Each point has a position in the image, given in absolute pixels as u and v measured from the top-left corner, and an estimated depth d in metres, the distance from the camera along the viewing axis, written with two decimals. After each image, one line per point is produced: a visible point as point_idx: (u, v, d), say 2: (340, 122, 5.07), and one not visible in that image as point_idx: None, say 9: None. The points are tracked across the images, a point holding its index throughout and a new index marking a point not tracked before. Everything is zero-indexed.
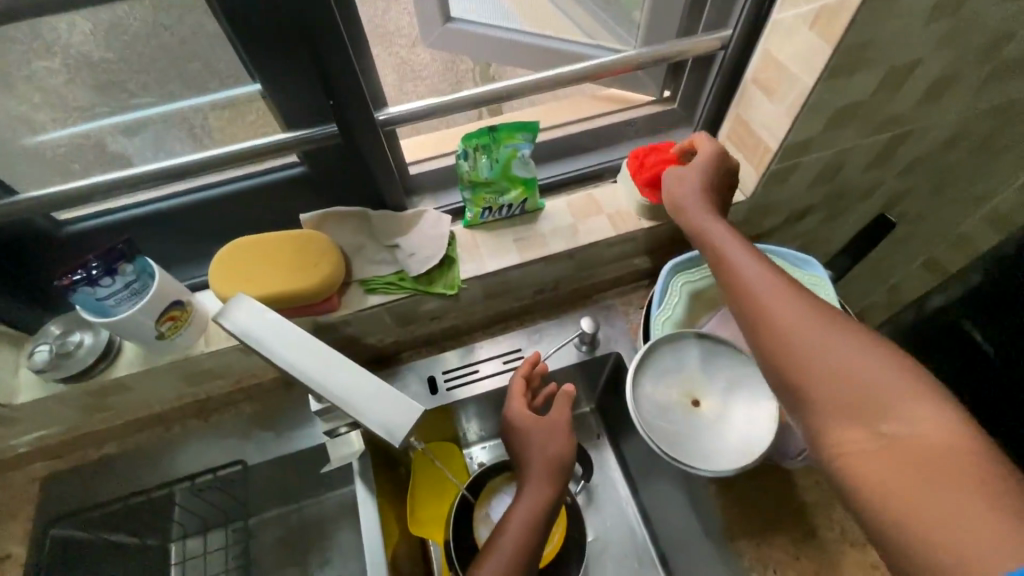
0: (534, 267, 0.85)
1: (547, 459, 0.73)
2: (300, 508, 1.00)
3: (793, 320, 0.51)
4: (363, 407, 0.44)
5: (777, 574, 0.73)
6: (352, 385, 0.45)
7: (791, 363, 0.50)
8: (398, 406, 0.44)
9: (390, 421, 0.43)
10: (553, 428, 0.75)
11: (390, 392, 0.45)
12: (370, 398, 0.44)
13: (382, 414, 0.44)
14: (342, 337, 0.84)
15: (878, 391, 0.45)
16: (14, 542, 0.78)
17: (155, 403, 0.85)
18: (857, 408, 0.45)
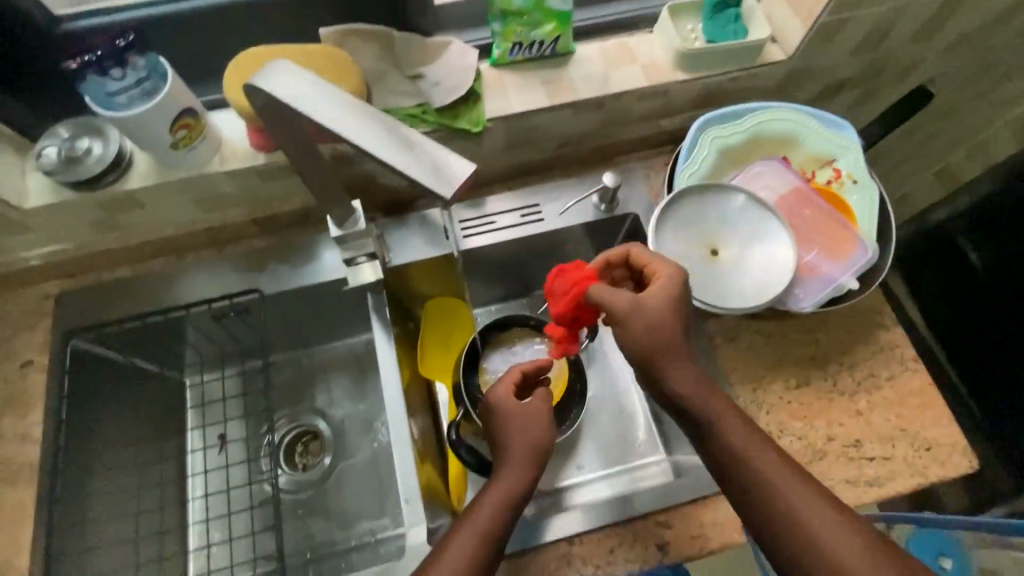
0: (561, 115, 0.82)
1: (530, 447, 0.66)
2: (311, 353, 1.03)
3: (732, 443, 0.58)
4: (410, 163, 0.45)
5: (771, 415, 0.77)
6: (397, 144, 0.46)
7: (766, 509, 0.55)
8: (448, 163, 0.45)
9: (439, 175, 0.45)
10: (535, 417, 0.68)
11: (439, 153, 0.46)
12: (416, 154, 0.45)
13: (429, 168, 0.45)
14: (359, 173, 0.82)
15: (796, 511, 0.54)
16: (35, 350, 0.79)
17: (168, 228, 0.83)
18: (780, 515, 0.54)
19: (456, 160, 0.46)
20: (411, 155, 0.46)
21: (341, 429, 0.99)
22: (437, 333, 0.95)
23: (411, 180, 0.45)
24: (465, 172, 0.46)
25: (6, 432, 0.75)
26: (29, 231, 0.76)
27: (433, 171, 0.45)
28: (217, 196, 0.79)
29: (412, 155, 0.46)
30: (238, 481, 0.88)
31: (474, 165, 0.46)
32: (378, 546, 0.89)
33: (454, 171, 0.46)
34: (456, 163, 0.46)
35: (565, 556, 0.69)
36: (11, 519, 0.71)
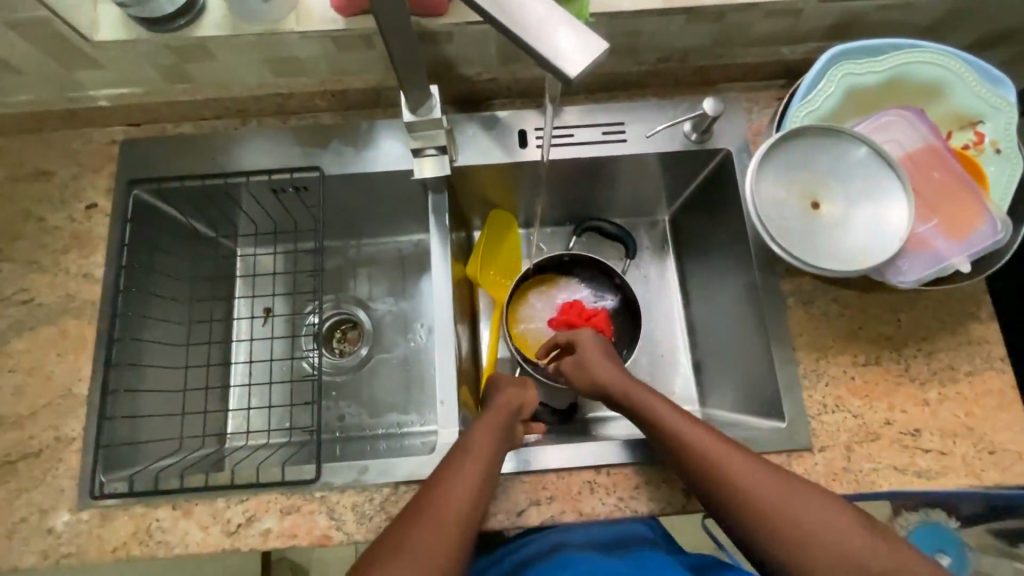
0: (671, 22, 0.73)
1: (511, 395, 0.72)
2: (360, 245, 1.02)
3: (708, 447, 0.61)
4: (527, 31, 0.36)
5: (829, 387, 0.72)
6: (516, 4, 0.37)
7: (727, 492, 0.58)
8: (573, 39, 0.36)
9: (560, 53, 0.36)
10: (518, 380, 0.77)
11: (567, 21, 0.36)
12: (536, 23, 0.36)
13: (548, 42, 0.36)
14: (439, 56, 0.76)
15: (783, 504, 0.56)
16: (99, 194, 0.79)
17: (235, 87, 0.80)
18: (768, 512, 0.56)
19: (584, 34, 0.36)
20: (530, 21, 0.36)
21: (380, 323, 1.00)
22: (488, 246, 0.93)
23: (526, 51, 0.36)
24: (598, 52, 0.36)
25: (70, 267, 0.77)
26: (100, 67, 0.74)
27: (553, 47, 0.36)
28: (289, 58, 0.75)
29: (533, 21, 0.36)
30: (280, 354, 0.90)
31: (608, 45, 0.35)
32: (404, 439, 0.92)
33: (581, 49, 0.36)
34: (584, 39, 0.36)
35: (590, 483, 0.69)
36: (73, 349, 0.74)
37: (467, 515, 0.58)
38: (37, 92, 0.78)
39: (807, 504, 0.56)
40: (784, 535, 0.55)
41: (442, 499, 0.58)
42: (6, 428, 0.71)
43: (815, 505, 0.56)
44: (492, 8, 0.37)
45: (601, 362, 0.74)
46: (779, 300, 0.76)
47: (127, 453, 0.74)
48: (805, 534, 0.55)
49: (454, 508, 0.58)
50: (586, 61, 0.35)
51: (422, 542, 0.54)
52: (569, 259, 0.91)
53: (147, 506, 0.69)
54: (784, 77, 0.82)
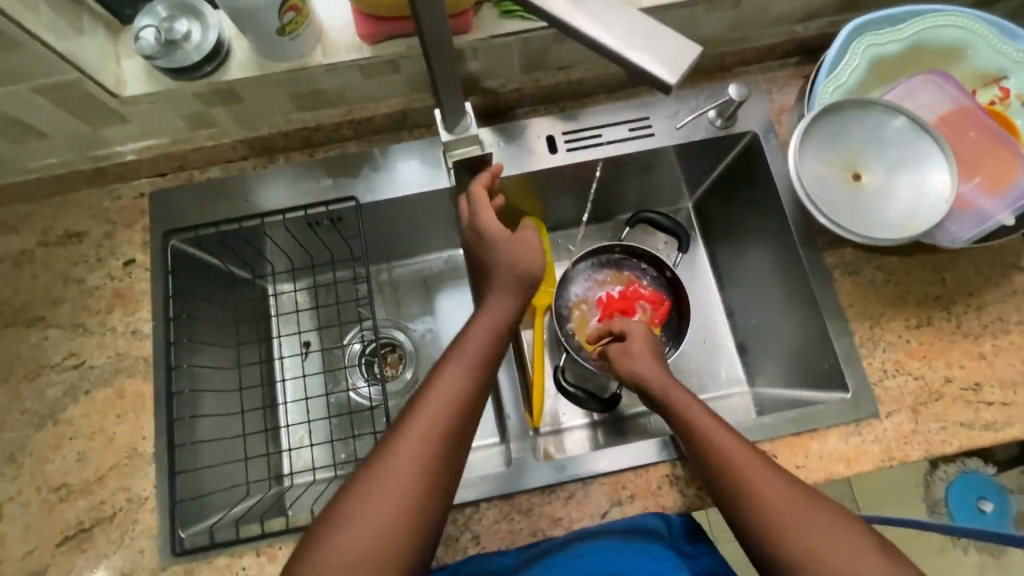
0: (691, 13, 0.74)
1: (509, 267, 0.66)
2: (390, 267, 1.02)
3: (728, 448, 0.62)
4: (618, 47, 0.38)
5: (887, 353, 0.73)
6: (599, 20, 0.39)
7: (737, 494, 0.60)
8: (667, 47, 0.38)
9: (656, 63, 0.38)
10: (517, 241, 0.68)
11: (660, 31, 0.38)
12: (626, 37, 0.38)
13: (644, 52, 0.38)
14: (465, 72, 0.77)
15: (792, 512, 0.58)
16: (136, 249, 0.79)
17: (260, 126, 0.80)
18: (779, 519, 0.57)
19: (676, 41, 0.38)
20: (620, 37, 0.38)
21: (421, 343, 1.00)
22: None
23: (627, 65, 0.38)
24: (692, 54, 0.38)
25: (117, 325, 0.76)
26: (127, 122, 0.74)
27: (648, 58, 0.38)
28: (316, 93, 0.75)
29: (623, 36, 0.38)
30: (330, 389, 0.90)
31: (700, 49, 0.38)
32: None
33: (676, 54, 0.38)
34: (677, 44, 0.38)
35: (667, 476, 0.70)
36: (132, 408, 0.73)
37: (440, 442, 0.57)
38: (62, 154, 0.77)
39: (817, 523, 0.57)
40: (789, 546, 0.56)
41: (427, 404, 0.58)
42: (76, 495, 0.70)
43: (830, 526, 0.57)
44: (572, 23, 0.39)
45: (642, 357, 0.74)
46: (826, 273, 0.77)
47: (200, 505, 0.73)
48: (813, 552, 0.55)
49: (425, 432, 0.57)
50: (686, 63, 0.38)
51: (402, 452, 0.55)
52: (619, 249, 0.93)
53: (231, 555, 0.68)
54: (800, 55, 0.83)
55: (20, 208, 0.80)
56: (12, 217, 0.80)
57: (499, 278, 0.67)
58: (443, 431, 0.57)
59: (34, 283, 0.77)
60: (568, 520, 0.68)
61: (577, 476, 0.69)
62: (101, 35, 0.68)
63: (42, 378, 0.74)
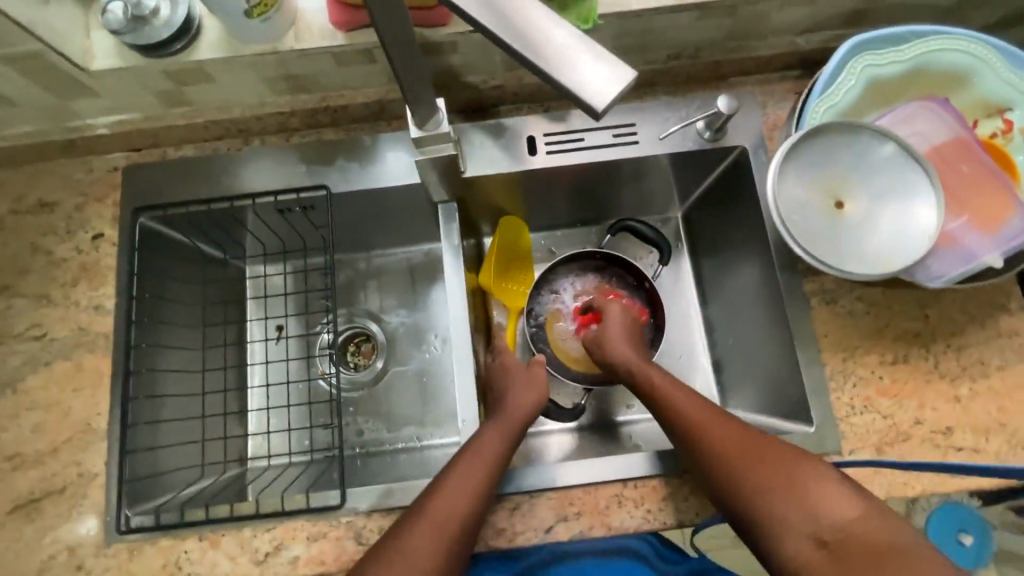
0: (681, 19, 0.70)
1: (524, 405, 0.72)
2: (369, 257, 1.01)
3: (689, 406, 0.66)
4: (549, 60, 0.36)
5: (857, 388, 0.71)
6: (534, 32, 0.36)
7: (708, 448, 0.61)
8: (600, 68, 0.35)
9: (585, 85, 0.35)
10: (532, 378, 0.76)
11: (598, 51, 0.36)
12: (560, 51, 0.36)
13: (573, 72, 0.35)
14: (445, 65, 0.74)
15: (763, 457, 0.59)
16: (105, 224, 0.78)
17: (235, 107, 0.78)
18: (749, 469, 0.58)
19: (611, 64, 0.35)
20: (553, 51, 0.36)
21: (394, 335, 0.99)
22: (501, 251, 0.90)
23: (554, 85, 0.36)
24: (630, 80, 0.36)
25: (80, 300, 0.76)
26: (99, 95, 0.73)
27: (577, 78, 0.35)
28: (291, 77, 0.73)
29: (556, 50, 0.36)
30: (296, 375, 0.89)
31: (635, 77, 0.35)
32: (425, 451, 0.92)
33: (610, 78, 0.35)
34: (612, 68, 0.35)
35: (617, 496, 0.68)
36: (90, 383, 0.74)
37: (462, 525, 0.59)
38: (35, 122, 0.76)
39: (772, 461, 0.58)
40: (749, 484, 0.58)
41: (444, 500, 0.60)
42: (29, 466, 0.71)
43: (796, 466, 0.57)
44: (507, 36, 0.36)
45: (613, 336, 0.80)
46: (804, 300, 0.74)
47: (153, 484, 0.74)
48: (772, 483, 0.57)
49: (449, 513, 0.59)
50: (618, 91, 0.35)
51: (417, 545, 0.56)
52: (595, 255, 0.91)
53: (174, 538, 0.69)
54: (799, 68, 0.80)
55: None
56: None
57: (518, 402, 0.72)
58: (461, 512, 0.60)
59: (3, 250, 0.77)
60: (511, 532, 0.68)
61: (524, 489, 0.68)
62: (71, 4, 0.66)
63: (3, 346, 0.74)
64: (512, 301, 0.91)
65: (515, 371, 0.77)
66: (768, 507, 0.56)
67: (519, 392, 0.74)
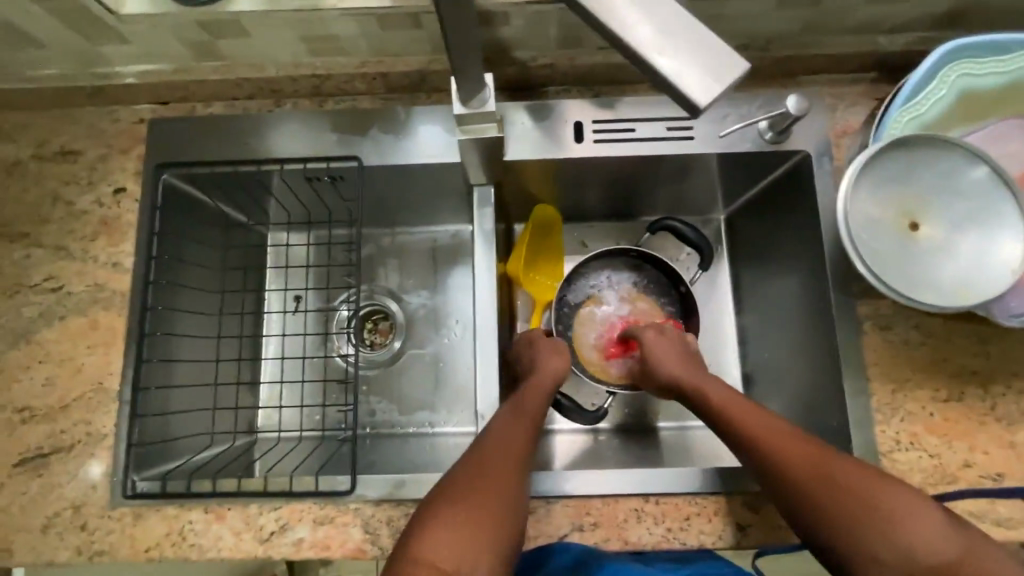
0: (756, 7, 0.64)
1: (550, 372, 0.69)
2: (394, 234, 0.97)
3: (746, 414, 0.60)
4: (649, 46, 0.34)
5: (904, 424, 0.66)
6: (634, 16, 0.35)
7: (773, 462, 0.56)
8: (704, 58, 0.34)
9: (686, 75, 0.34)
10: (557, 350, 0.72)
11: (703, 39, 0.34)
12: (661, 36, 0.34)
13: (673, 61, 0.34)
14: (494, 36, 0.69)
15: (834, 468, 0.54)
16: (127, 178, 0.75)
17: (269, 66, 0.74)
18: (822, 489, 0.53)
19: (716, 54, 0.34)
20: (654, 37, 0.34)
21: (414, 317, 0.96)
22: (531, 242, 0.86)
23: (653, 75, 0.34)
24: (736, 72, 0.34)
25: (98, 255, 0.74)
26: (129, 41, 0.69)
27: (678, 67, 0.34)
28: (330, 37, 0.69)
29: (657, 36, 0.34)
30: (311, 350, 0.87)
31: (746, 71, 0.34)
32: (436, 439, 0.89)
33: (713, 69, 0.34)
34: (717, 58, 0.34)
35: (637, 511, 0.65)
36: (104, 342, 0.72)
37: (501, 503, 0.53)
38: (62, 65, 0.73)
39: (858, 483, 0.52)
40: (823, 502, 0.53)
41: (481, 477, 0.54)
42: (38, 420, 0.70)
43: (870, 476, 0.53)
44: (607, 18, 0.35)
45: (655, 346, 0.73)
46: (855, 324, 0.69)
47: (161, 450, 0.73)
48: (864, 516, 0.51)
49: (487, 490, 0.54)
50: (722, 84, 0.33)
51: (457, 527, 0.50)
52: (621, 253, 0.86)
53: (180, 507, 0.67)
54: (876, 71, 0.73)
55: (17, 116, 0.77)
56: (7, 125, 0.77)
57: (546, 371, 0.68)
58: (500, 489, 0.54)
59: (23, 196, 0.75)
60: (523, 537, 0.65)
61: (542, 493, 0.65)
62: None
63: (18, 296, 0.73)
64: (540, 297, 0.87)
65: (541, 344, 0.73)
66: (857, 541, 0.51)
67: (545, 362, 0.70)
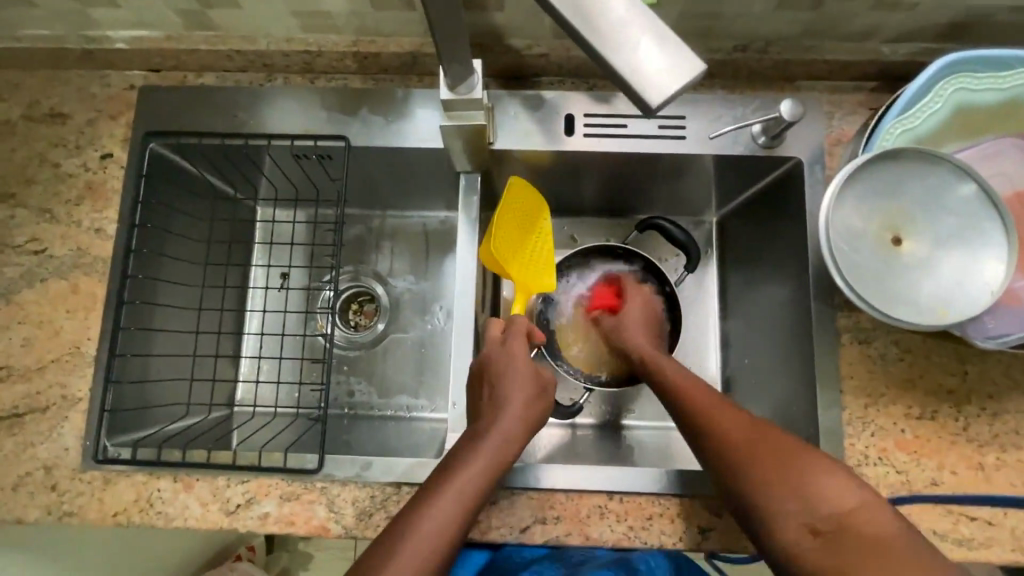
0: (756, 7, 0.63)
1: (518, 423, 0.59)
2: (383, 217, 0.97)
3: (699, 392, 0.63)
4: (607, 39, 0.34)
5: (875, 438, 0.66)
6: (595, 7, 0.34)
7: (718, 435, 0.58)
8: (661, 55, 0.33)
9: (642, 71, 0.33)
10: (524, 380, 0.61)
11: (664, 34, 0.34)
12: (619, 28, 0.34)
13: (631, 57, 0.34)
14: (488, 22, 0.68)
15: (777, 451, 0.55)
16: (115, 144, 0.75)
17: (261, 39, 0.73)
18: (762, 462, 0.54)
19: (674, 50, 0.33)
20: (611, 28, 0.34)
21: (398, 301, 0.96)
22: (513, 225, 0.72)
23: (610, 73, 0.34)
24: (696, 72, 0.34)
25: (82, 220, 0.74)
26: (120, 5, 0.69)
27: (634, 63, 0.33)
28: (322, 13, 0.68)
29: (614, 28, 0.34)
30: (293, 328, 0.87)
31: (704, 72, 0.33)
32: (412, 423, 0.90)
33: (670, 67, 0.34)
34: (675, 54, 0.34)
35: (600, 507, 0.66)
36: (83, 306, 0.72)
37: None
38: (55, 27, 0.73)
39: (781, 458, 0.54)
40: (764, 480, 0.54)
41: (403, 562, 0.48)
42: (15, 380, 0.70)
43: (813, 471, 0.52)
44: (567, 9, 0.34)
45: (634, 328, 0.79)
46: (834, 336, 0.68)
47: (135, 418, 0.73)
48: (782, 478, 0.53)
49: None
50: (678, 84, 0.33)
51: None
52: (584, 253, 0.86)
53: (149, 475, 0.68)
54: (877, 80, 0.72)
55: (9, 75, 0.77)
56: None
57: (507, 422, 0.58)
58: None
59: (10, 156, 0.75)
60: (486, 526, 0.65)
61: (507, 485, 0.66)
62: None
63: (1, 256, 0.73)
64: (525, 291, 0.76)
65: (514, 373, 0.62)
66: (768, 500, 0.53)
67: (511, 408, 0.59)
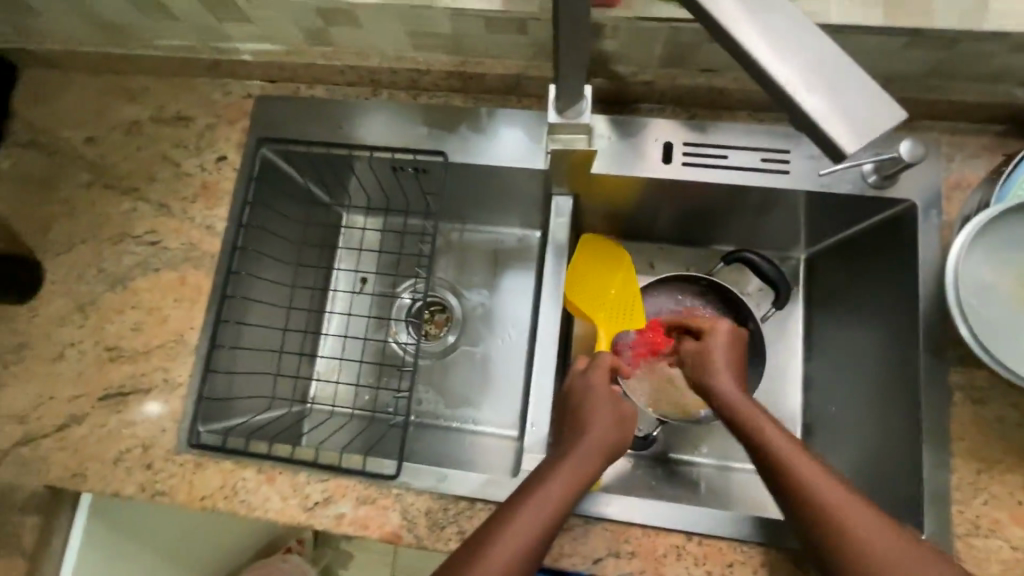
0: (884, 44, 0.61)
1: (597, 449, 0.60)
2: (462, 231, 0.99)
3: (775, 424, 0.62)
4: (803, 87, 0.37)
5: (987, 508, 0.61)
6: (790, 56, 0.37)
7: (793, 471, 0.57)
8: (857, 103, 0.36)
9: (839, 117, 0.36)
10: (607, 405, 0.63)
11: (862, 82, 0.36)
12: (808, 71, 0.37)
13: (827, 106, 0.36)
14: (596, 50, 0.69)
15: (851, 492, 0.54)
16: (230, 147, 0.80)
17: (373, 56, 0.76)
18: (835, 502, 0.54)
19: (872, 97, 0.36)
20: (801, 71, 0.37)
21: (470, 314, 0.97)
22: (597, 275, 0.81)
23: (806, 118, 0.37)
24: (895, 116, 0.36)
25: (196, 216, 0.79)
26: (251, 21, 0.73)
27: (830, 111, 0.36)
28: (436, 34, 0.71)
29: (800, 73, 0.37)
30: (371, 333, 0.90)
31: (904, 115, 0.36)
32: (476, 438, 0.90)
33: (868, 114, 0.36)
34: (874, 101, 0.36)
35: (677, 548, 0.63)
36: (189, 297, 0.77)
37: None
38: (189, 38, 0.78)
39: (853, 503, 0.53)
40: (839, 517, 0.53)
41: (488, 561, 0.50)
42: (125, 361, 0.75)
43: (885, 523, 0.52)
44: (760, 56, 0.37)
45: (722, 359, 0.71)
46: (944, 392, 0.64)
47: (224, 407, 0.77)
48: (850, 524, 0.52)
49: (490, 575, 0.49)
50: (878, 128, 0.35)
51: None
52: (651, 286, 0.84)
53: (236, 464, 0.71)
54: (1004, 123, 0.68)
55: (144, 81, 0.83)
56: (133, 87, 0.83)
57: (584, 449, 0.59)
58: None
59: (137, 155, 0.81)
60: (557, 553, 0.64)
61: (582, 512, 0.65)
62: None
63: (122, 245, 0.79)
64: (612, 328, 0.80)
65: (595, 402, 0.63)
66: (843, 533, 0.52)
67: (588, 437, 0.60)
